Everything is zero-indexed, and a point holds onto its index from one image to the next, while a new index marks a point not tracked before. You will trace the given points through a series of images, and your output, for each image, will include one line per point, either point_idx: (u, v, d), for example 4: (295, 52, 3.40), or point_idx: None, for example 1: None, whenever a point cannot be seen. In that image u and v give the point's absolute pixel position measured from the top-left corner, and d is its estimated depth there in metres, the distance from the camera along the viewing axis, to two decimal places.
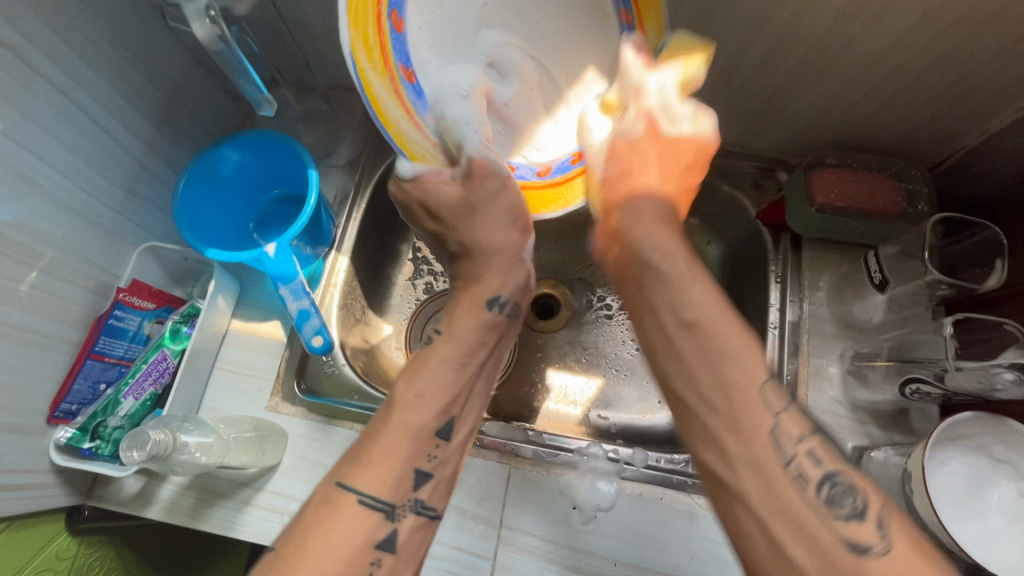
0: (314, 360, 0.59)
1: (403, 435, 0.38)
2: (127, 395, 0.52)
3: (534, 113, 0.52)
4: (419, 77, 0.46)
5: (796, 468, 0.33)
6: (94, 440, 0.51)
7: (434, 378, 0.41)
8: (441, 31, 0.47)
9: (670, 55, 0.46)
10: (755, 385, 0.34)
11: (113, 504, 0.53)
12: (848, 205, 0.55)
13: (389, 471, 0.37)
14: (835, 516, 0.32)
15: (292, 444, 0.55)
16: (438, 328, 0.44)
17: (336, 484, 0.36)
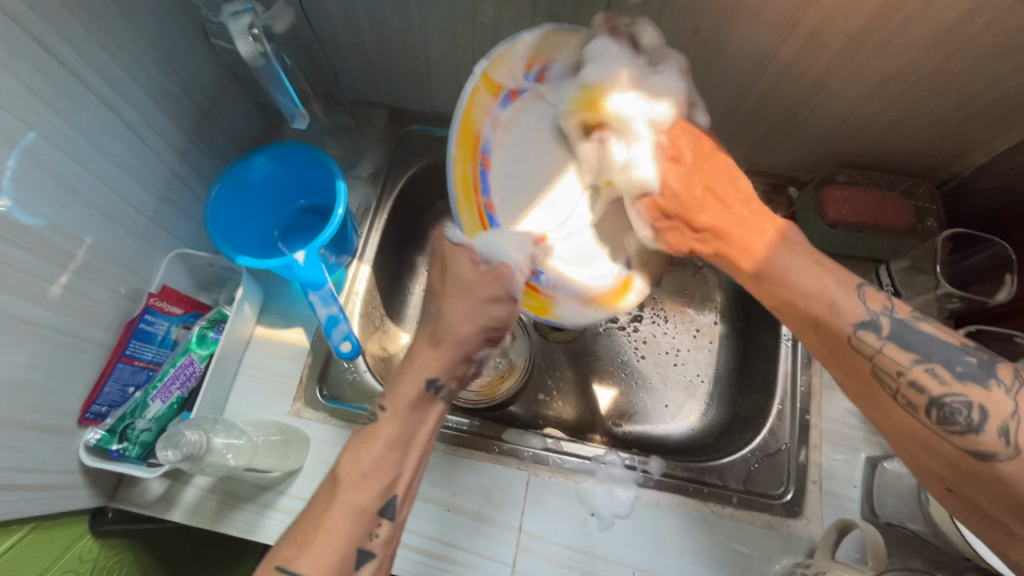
0: (336, 366, 0.60)
1: (345, 514, 0.40)
2: (154, 398, 0.53)
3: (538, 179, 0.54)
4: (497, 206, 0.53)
5: (912, 379, 0.38)
6: (122, 442, 0.52)
7: (378, 457, 0.42)
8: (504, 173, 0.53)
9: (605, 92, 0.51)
10: (846, 339, 0.41)
11: (137, 506, 0.54)
12: (859, 221, 0.57)
13: (333, 551, 0.39)
14: (950, 432, 0.36)
15: (313, 448, 0.56)
16: (381, 404, 0.45)
17: (277, 568, 0.37)
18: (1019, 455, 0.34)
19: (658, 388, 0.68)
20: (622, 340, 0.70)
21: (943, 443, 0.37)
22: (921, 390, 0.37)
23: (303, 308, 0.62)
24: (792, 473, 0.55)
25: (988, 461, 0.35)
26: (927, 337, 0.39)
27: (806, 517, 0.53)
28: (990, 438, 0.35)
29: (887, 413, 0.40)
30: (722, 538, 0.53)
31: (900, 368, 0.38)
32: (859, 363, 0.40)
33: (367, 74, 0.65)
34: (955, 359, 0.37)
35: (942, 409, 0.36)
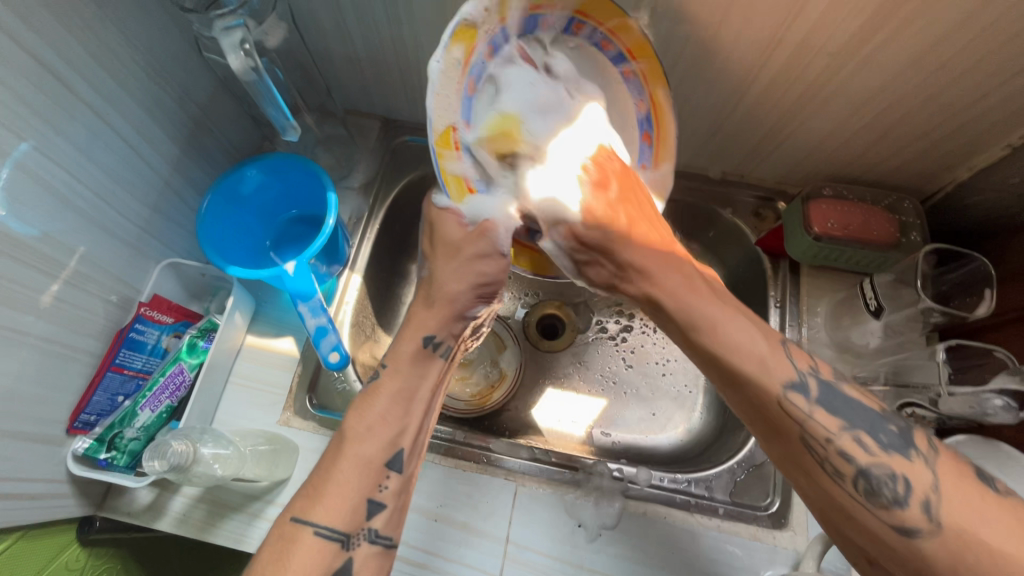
0: (326, 376, 0.61)
1: (354, 467, 0.41)
2: (143, 407, 0.53)
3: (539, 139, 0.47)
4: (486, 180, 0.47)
5: (831, 464, 0.36)
6: (110, 451, 0.52)
7: (381, 411, 0.43)
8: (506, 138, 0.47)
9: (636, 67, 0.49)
10: (775, 401, 0.37)
11: (125, 515, 0.54)
12: (844, 234, 0.57)
13: (344, 503, 0.39)
14: (874, 504, 0.34)
15: (303, 458, 0.56)
16: (383, 360, 0.46)
17: (290, 519, 0.38)
18: (942, 529, 0.32)
19: (646, 399, 0.68)
20: (611, 351, 0.71)
21: (869, 516, 0.34)
22: (850, 460, 0.35)
23: (294, 318, 0.63)
24: (779, 483, 0.56)
25: (908, 537, 0.33)
26: (855, 404, 0.37)
27: (792, 529, 0.53)
28: (915, 512, 0.33)
29: (813, 479, 0.37)
30: (708, 550, 0.53)
31: (828, 435, 0.36)
32: (791, 426, 0.37)
33: (359, 85, 0.66)
34: (878, 427, 0.36)
35: (870, 480, 0.34)
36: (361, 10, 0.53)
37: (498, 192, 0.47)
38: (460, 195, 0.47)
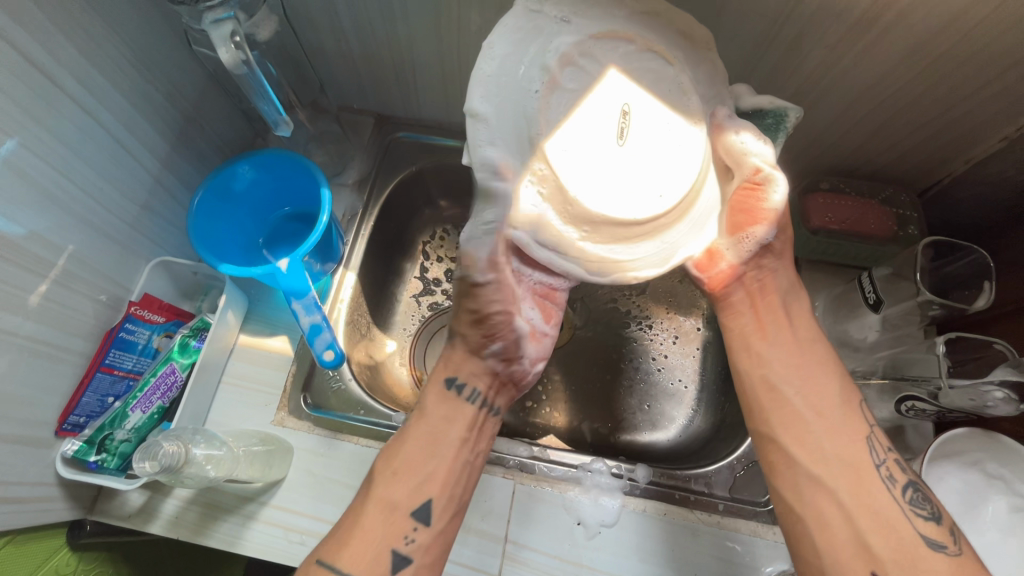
0: (320, 375, 0.60)
1: (380, 510, 0.43)
2: (134, 408, 0.52)
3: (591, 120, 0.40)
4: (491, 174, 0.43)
5: (887, 470, 0.41)
6: (100, 453, 0.51)
7: (407, 456, 0.45)
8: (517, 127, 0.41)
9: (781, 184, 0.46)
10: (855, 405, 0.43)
11: (116, 519, 0.53)
12: (843, 228, 0.58)
13: (368, 551, 0.41)
14: (917, 515, 0.39)
15: (297, 458, 0.55)
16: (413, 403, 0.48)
17: (316, 562, 0.41)
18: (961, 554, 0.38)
19: (646, 397, 0.68)
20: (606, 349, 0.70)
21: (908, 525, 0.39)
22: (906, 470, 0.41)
23: (287, 316, 0.62)
24: None
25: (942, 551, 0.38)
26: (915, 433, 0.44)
27: None
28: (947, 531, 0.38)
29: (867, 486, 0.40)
30: (707, 547, 0.52)
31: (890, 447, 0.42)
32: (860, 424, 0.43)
33: (353, 81, 0.65)
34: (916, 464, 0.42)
35: (917, 491, 0.40)
36: (354, 4, 0.53)
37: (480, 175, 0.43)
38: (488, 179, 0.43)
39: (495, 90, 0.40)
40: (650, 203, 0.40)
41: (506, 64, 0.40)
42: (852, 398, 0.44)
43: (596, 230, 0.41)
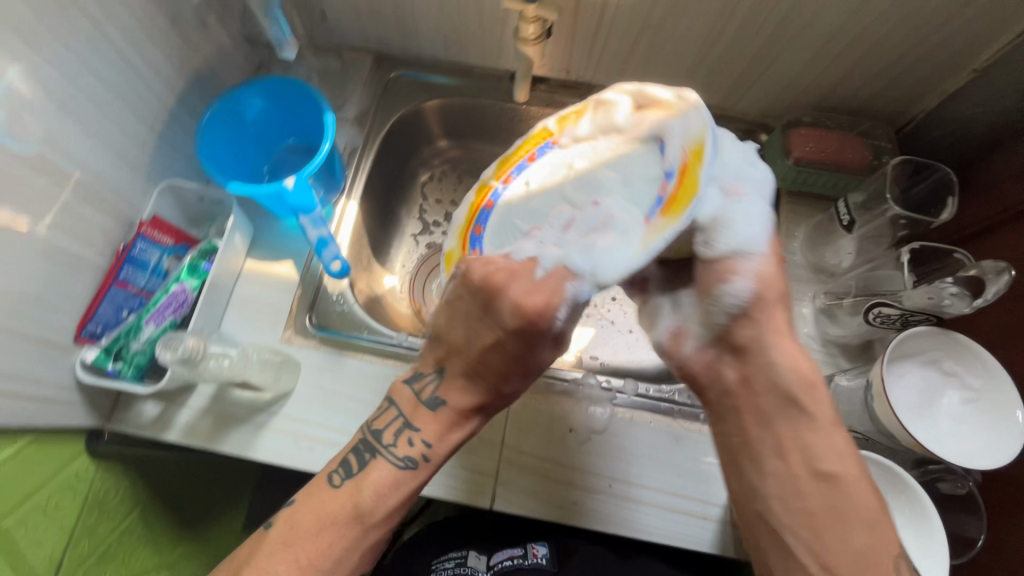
0: (325, 298, 0.63)
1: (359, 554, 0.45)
2: (148, 321, 0.54)
3: (651, 160, 0.44)
4: (668, 133, 0.43)
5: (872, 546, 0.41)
6: (117, 362, 0.53)
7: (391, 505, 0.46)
8: (636, 186, 0.43)
9: (621, 158, 0.46)
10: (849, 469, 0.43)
11: (133, 428, 0.56)
12: (822, 158, 0.60)
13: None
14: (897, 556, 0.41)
15: (306, 373, 0.59)
16: (427, 442, 0.47)
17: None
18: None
19: (633, 327, 0.72)
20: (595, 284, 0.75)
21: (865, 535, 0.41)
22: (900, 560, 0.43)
23: (291, 243, 0.64)
24: None
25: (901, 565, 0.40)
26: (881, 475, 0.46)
27: None
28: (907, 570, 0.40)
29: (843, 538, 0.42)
30: (691, 452, 0.56)
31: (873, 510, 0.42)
32: (866, 498, 0.42)
33: (352, 16, 0.66)
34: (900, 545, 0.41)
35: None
36: None
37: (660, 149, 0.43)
38: (667, 106, 0.44)
39: (637, 179, 0.43)
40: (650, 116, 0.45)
41: (615, 210, 0.42)
42: (879, 526, 0.41)
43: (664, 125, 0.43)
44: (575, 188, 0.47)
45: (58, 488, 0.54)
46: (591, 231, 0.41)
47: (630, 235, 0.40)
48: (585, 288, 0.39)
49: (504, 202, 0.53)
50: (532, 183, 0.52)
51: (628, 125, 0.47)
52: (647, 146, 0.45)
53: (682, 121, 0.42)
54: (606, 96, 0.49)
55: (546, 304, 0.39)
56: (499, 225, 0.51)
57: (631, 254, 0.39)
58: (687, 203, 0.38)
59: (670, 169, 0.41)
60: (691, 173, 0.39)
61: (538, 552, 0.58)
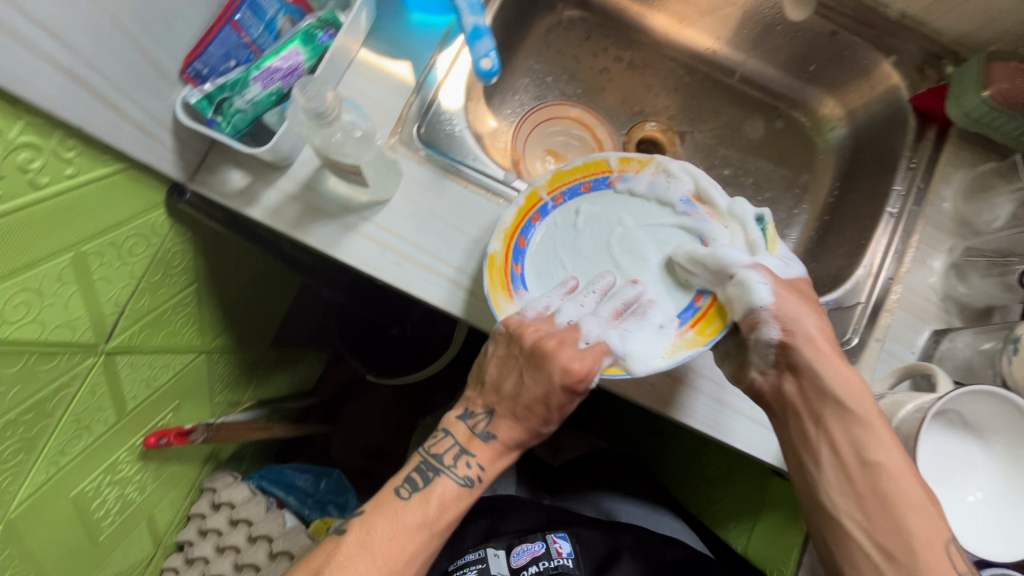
0: (435, 115, 0.58)
1: (414, 533, 0.46)
2: (256, 79, 0.48)
3: (677, 238, 0.52)
4: (687, 195, 0.52)
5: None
6: (218, 114, 0.49)
7: (447, 517, 0.48)
8: (626, 258, 0.51)
9: (638, 178, 0.53)
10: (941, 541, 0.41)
11: (216, 194, 0.52)
12: (1014, 101, 0.54)
13: (403, 555, 0.45)
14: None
15: (405, 185, 0.54)
16: (478, 468, 0.49)
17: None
18: None
19: None
20: None
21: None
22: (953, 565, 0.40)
23: (411, 44, 0.57)
24: (864, 322, 0.56)
25: None
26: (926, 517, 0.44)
27: (859, 367, 0.54)
28: None
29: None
30: None
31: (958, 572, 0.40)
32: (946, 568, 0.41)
33: None
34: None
35: None
36: None
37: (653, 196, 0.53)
38: (642, 172, 0.53)
39: (665, 244, 0.51)
40: (671, 233, 0.52)
41: (652, 253, 0.51)
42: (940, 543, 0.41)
43: (663, 235, 0.52)
44: (624, 252, 0.51)
45: (135, 232, 0.51)
46: (630, 324, 0.48)
47: (640, 325, 0.48)
48: (604, 363, 0.46)
49: (552, 221, 0.52)
50: (583, 218, 0.52)
51: (681, 196, 0.52)
52: (679, 219, 0.52)
53: (718, 231, 0.50)
54: (674, 166, 0.52)
55: (567, 398, 0.47)
56: (541, 258, 0.51)
57: (661, 355, 0.46)
58: (714, 329, 0.47)
59: (689, 207, 0.52)
60: (711, 323, 0.48)
61: (562, 550, 0.59)
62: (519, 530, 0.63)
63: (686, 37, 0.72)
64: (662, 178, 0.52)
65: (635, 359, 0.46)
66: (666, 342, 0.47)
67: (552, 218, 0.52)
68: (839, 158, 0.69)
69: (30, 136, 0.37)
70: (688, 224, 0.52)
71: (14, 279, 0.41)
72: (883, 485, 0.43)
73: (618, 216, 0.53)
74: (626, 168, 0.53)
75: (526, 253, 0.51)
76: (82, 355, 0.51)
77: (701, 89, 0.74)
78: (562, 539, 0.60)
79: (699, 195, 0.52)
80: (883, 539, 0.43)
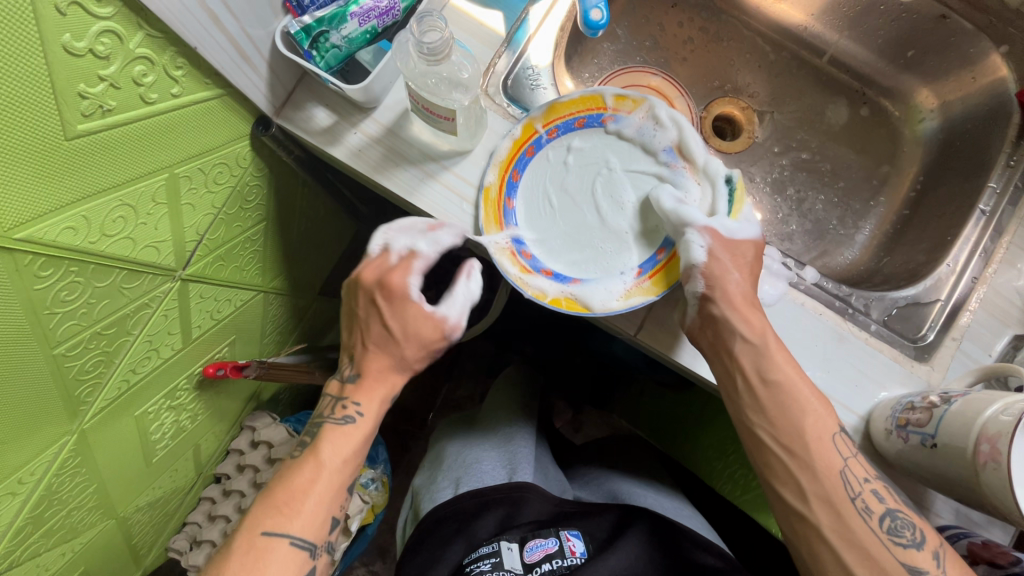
0: (520, 70, 0.57)
1: (313, 474, 0.45)
2: (354, 15, 0.47)
3: (651, 184, 0.53)
4: (672, 143, 0.52)
5: (862, 501, 0.43)
6: (313, 48, 0.48)
7: (347, 453, 0.47)
8: (601, 200, 0.53)
9: (627, 118, 0.53)
10: (830, 434, 0.45)
11: (300, 130, 0.52)
12: None
13: (313, 509, 0.44)
14: (895, 543, 0.42)
15: (487, 138, 0.53)
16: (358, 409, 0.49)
17: (262, 533, 0.42)
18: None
19: (793, 224, 0.68)
20: (775, 170, 0.70)
21: (887, 553, 0.41)
22: (882, 501, 0.43)
23: None
24: (942, 320, 0.54)
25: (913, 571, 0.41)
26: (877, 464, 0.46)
27: (931, 364, 0.53)
28: (926, 557, 0.41)
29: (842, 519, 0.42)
30: (847, 356, 0.53)
31: (865, 476, 0.44)
32: (834, 458, 0.44)
33: None
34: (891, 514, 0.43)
35: (894, 520, 0.42)
36: None
37: (640, 142, 0.53)
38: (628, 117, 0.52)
39: (643, 191, 0.53)
40: (653, 179, 0.53)
41: (631, 195, 0.53)
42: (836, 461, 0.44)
43: (645, 178, 0.53)
44: (606, 196, 0.53)
45: (221, 162, 0.51)
46: (591, 266, 0.51)
47: (605, 268, 0.51)
48: (413, 283, 0.50)
49: (544, 155, 0.53)
50: (573, 156, 0.53)
51: (665, 146, 0.52)
52: (659, 169, 0.53)
53: (690, 183, 0.52)
54: (664, 113, 0.52)
55: (424, 317, 0.49)
56: (532, 193, 0.53)
57: (616, 298, 0.49)
58: (670, 280, 0.50)
59: (671, 156, 0.53)
60: (669, 273, 0.50)
61: (575, 549, 0.61)
62: (534, 524, 0.63)
63: (778, 11, 0.69)
64: (654, 123, 0.52)
65: (595, 297, 0.49)
66: (620, 288, 0.50)
67: (545, 152, 0.53)
68: (927, 152, 0.66)
69: (147, 48, 0.37)
70: (670, 173, 0.52)
71: (115, 192, 0.41)
72: (956, 483, 0.43)
73: (598, 153, 0.53)
74: (613, 105, 0.53)
75: (518, 188, 0.53)
76: (161, 278, 0.52)
77: (787, 67, 0.71)
78: (575, 538, 0.62)
79: (683, 142, 0.52)
80: (784, 436, 0.45)
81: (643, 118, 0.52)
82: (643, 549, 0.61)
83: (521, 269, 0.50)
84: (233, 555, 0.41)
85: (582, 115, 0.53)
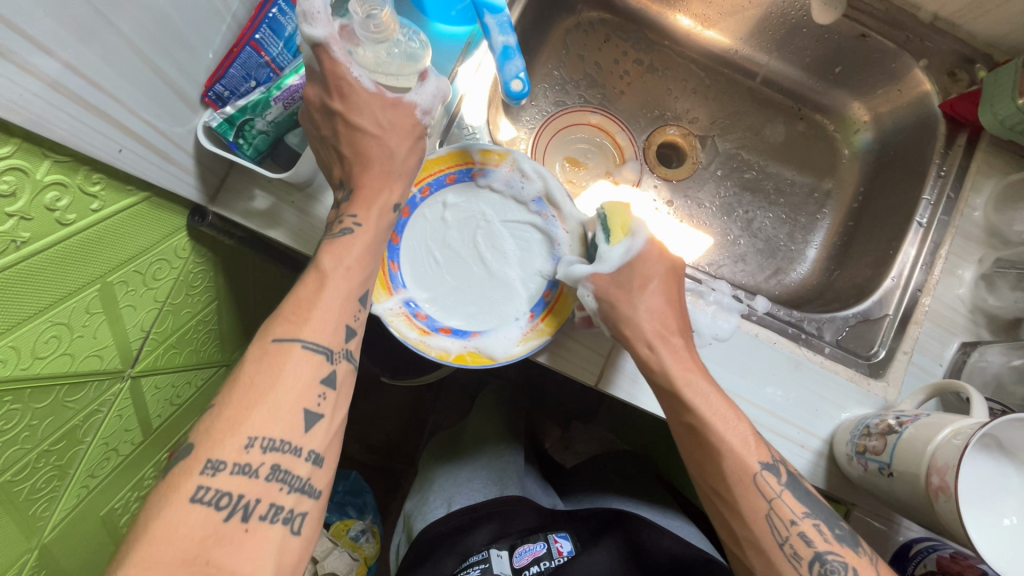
0: (456, 129, 0.57)
1: (319, 287, 0.43)
2: (277, 100, 0.47)
3: (527, 233, 0.53)
4: (540, 192, 0.53)
5: (790, 546, 0.42)
6: (239, 137, 0.48)
7: (355, 258, 0.45)
8: (483, 253, 0.52)
9: (495, 171, 0.53)
10: (749, 475, 0.43)
11: (237, 215, 0.51)
12: None
13: (325, 324, 0.42)
14: None
15: None
16: (353, 217, 0.46)
17: (273, 343, 0.40)
18: None
19: (744, 245, 0.69)
20: (722, 192, 0.70)
21: None
22: (809, 544, 0.41)
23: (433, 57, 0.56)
24: (892, 334, 0.55)
25: None
26: (811, 497, 0.44)
27: (887, 380, 0.54)
28: None
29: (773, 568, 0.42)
30: (805, 382, 0.53)
31: (793, 518, 0.42)
32: (758, 502, 0.43)
33: None
34: (822, 556, 0.41)
35: (824, 564, 0.41)
36: None
37: (509, 193, 0.53)
38: (494, 170, 0.53)
39: (522, 239, 0.53)
40: (527, 228, 0.53)
41: (511, 244, 0.53)
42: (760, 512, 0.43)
43: (519, 227, 0.53)
44: (486, 248, 0.52)
45: (157, 259, 0.50)
46: (486, 318, 0.51)
47: (498, 319, 0.51)
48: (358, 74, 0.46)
49: (421, 213, 0.52)
50: (450, 213, 0.53)
51: (535, 196, 0.53)
52: (532, 218, 0.53)
53: (562, 233, 0.53)
54: (528, 165, 0.53)
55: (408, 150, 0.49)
56: (416, 253, 0.52)
57: (515, 344, 0.50)
58: (559, 322, 0.51)
59: (541, 207, 0.53)
60: (557, 314, 0.51)
61: (562, 550, 0.60)
62: (524, 531, 0.63)
63: (707, 38, 0.71)
64: (521, 175, 0.53)
65: (491, 348, 0.50)
66: (514, 335, 0.50)
67: (421, 210, 0.52)
68: (865, 164, 0.68)
69: (57, 174, 0.36)
70: (542, 222, 0.53)
71: (43, 315, 0.40)
72: (915, 509, 0.43)
73: (472, 207, 0.53)
74: (478, 159, 0.52)
75: (400, 250, 0.52)
76: (109, 381, 0.50)
77: (725, 90, 0.72)
78: (563, 539, 0.61)
79: (554, 193, 0.53)
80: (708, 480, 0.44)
81: (511, 171, 0.53)
82: (626, 546, 0.59)
83: (420, 332, 0.49)
84: (244, 363, 0.40)
85: (449, 172, 0.52)
